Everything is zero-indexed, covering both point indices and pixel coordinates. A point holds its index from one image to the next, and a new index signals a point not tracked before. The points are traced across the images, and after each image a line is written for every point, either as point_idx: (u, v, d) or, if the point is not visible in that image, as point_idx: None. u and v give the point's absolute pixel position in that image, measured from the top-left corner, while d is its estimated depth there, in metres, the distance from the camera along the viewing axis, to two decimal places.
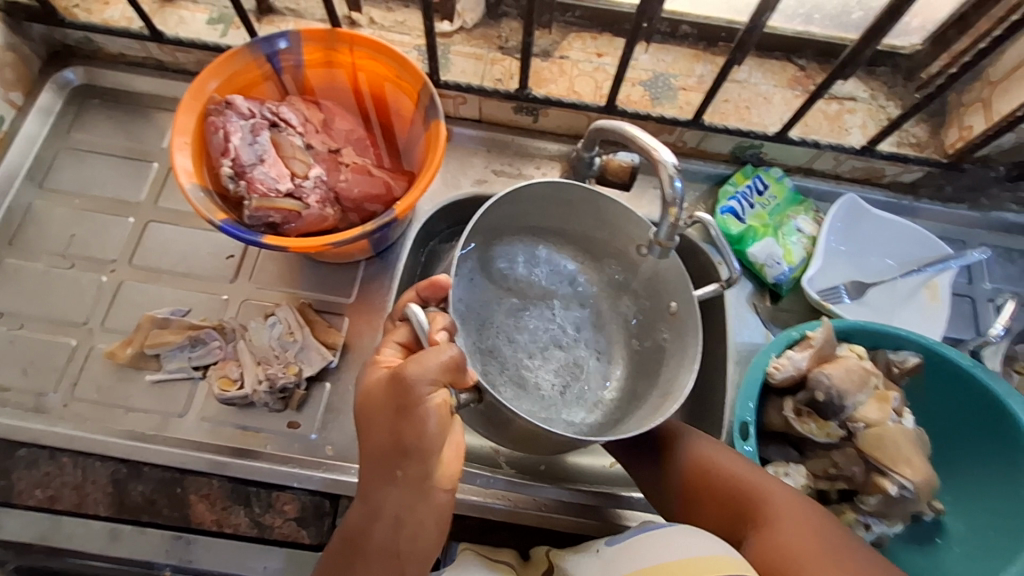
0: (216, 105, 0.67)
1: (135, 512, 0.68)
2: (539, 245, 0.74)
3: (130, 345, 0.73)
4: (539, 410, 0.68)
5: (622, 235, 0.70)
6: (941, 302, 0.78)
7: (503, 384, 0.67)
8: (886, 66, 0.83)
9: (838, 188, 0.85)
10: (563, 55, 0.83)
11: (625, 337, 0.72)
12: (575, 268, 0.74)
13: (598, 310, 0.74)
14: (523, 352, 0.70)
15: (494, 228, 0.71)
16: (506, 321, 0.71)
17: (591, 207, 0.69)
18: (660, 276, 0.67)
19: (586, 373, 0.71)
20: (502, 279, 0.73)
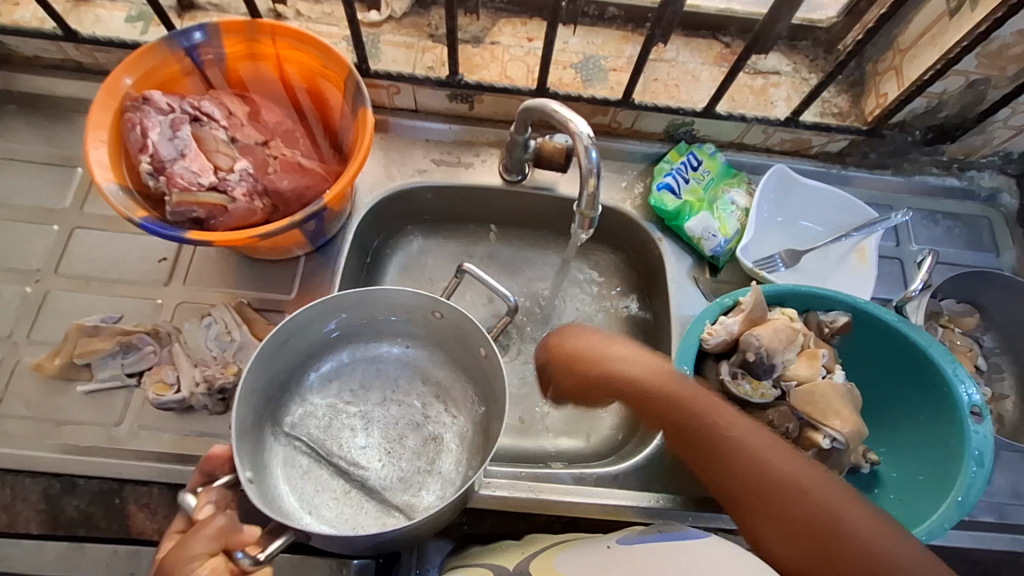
0: (134, 101, 0.66)
1: (71, 527, 0.66)
2: (353, 347, 0.78)
3: (57, 355, 0.70)
4: (404, 502, 0.70)
5: (402, 311, 0.75)
6: (870, 264, 0.81)
7: (370, 504, 0.69)
8: (806, 40, 0.86)
9: (769, 161, 0.88)
10: (494, 41, 0.84)
11: (463, 389, 0.78)
12: (397, 349, 0.79)
13: (423, 370, 0.79)
14: (368, 459, 0.72)
15: (305, 356, 0.75)
16: (332, 442, 0.73)
17: (368, 303, 0.72)
18: (454, 331, 0.74)
19: (439, 444, 0.74)
20: (304, 409, 0.75)
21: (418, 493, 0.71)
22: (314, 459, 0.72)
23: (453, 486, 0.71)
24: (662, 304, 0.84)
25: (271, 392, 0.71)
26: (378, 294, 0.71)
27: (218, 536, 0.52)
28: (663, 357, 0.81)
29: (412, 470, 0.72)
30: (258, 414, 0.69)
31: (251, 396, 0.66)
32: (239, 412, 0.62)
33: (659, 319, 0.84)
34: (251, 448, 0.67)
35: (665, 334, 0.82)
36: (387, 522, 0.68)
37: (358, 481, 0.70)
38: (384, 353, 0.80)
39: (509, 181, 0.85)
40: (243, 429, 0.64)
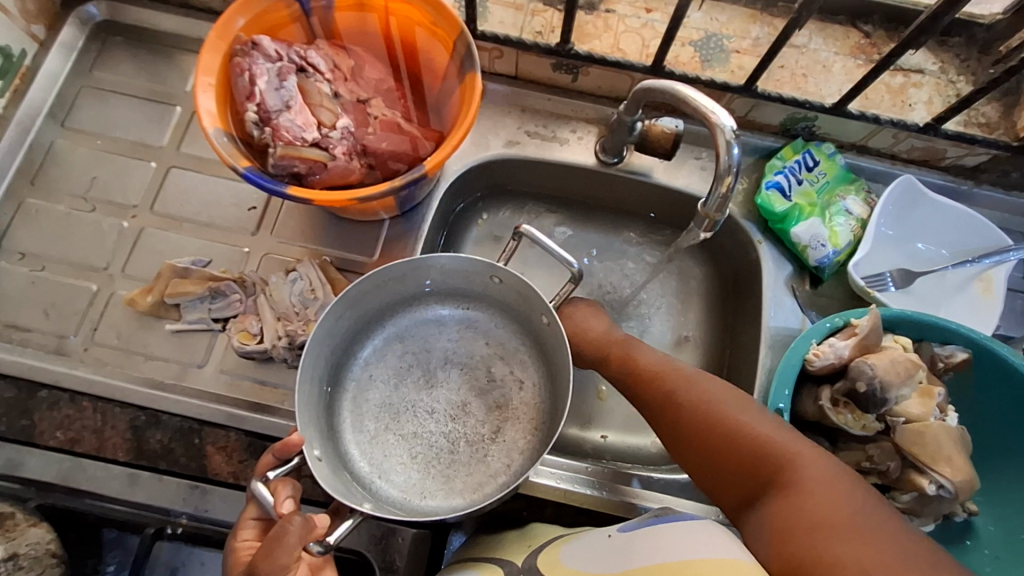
0: (243, 46, 0.64)
1: (153, 459, 0.69)
2: (419, 306, 0.75)
3: (150, 293, 0.72)
4: (474, 469, 0.68)
5: (473, 275, 0.71)
6: (995, 296, 0.74)
7: (437, 470, 0.68)
8: (960, 36, 0.76)
9: (893, 169, 0.80)
10: (609, 9, 0.78)
11: (534, 351, 0.74)
12: (462, 311, 0.76)
13: (484, 334, 0.75)
14: (432, 428, 0.70)
15: (372, 315, 0.73)
16: (397, 407, 0.71)
17: (437, 266, 0.69)
18: (525, 296, 0.69)
19: (508, 408, 0.72)
20: (366, 374, 0.73)
21: (484, 460, 0.69)
22: (380, 424, 0.70)
23: (519, 454, 0.68)
24: (752, 311, 0.79)
25: (333, 359, 0.70)
26: (436, 258, 0.68)
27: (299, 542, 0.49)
28: (746, 366, 0.77)
29: (478, 436, 0.70)
30: (321, 384, 0.68)
31: (313, 368, 0.65)
32: (302, 384, 0.62)
33: (743, 326, 0.80)
34: (318, 417, 0.66)
35: (752, 341, 0.77)
36: (455, 488, 0.67)
37: (424, 448, 0.69)
38: (449, 314, 0.76)
39: (604, 162, 0.80)
40: (308, 395, 0.64)
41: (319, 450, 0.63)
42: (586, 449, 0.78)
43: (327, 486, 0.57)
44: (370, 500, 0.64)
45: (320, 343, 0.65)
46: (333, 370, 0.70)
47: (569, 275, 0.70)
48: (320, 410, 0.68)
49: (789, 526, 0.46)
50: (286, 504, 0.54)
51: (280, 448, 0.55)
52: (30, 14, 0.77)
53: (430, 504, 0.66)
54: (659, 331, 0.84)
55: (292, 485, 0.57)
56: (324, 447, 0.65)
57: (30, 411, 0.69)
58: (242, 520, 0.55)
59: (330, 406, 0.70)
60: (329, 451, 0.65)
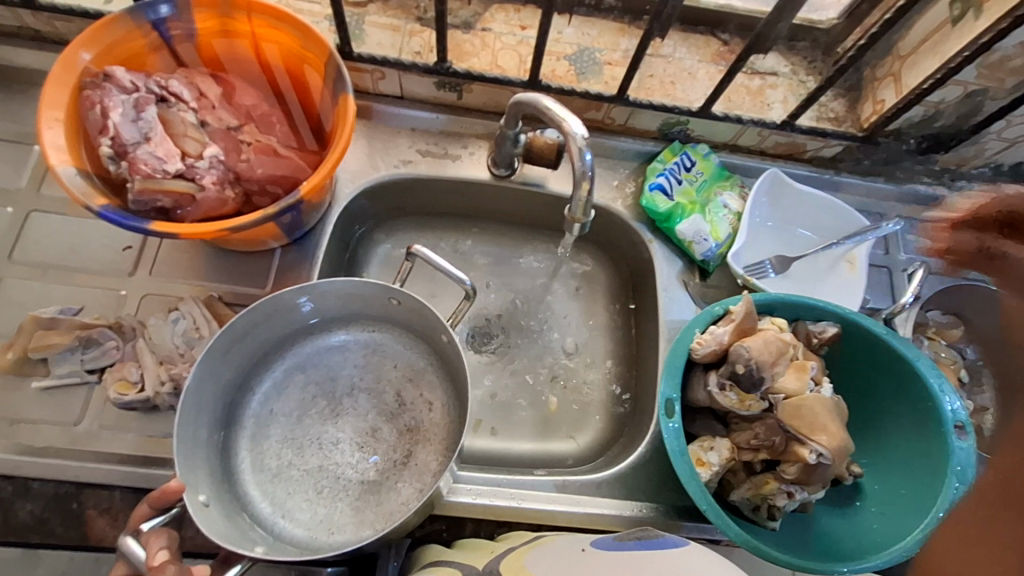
0: (93, 78, 0.61)
1: (23, 533, 0.62)
2: (320, 335, 0.73)
3: (11, 349, 0.66)
4: (384, 498, 0.66)
5: (371, 299, 0.70)
6: (859, 273, 0.80)
7: (344, 502, 0.66)
8: (805, 40, 0.84)
9: (763, 164, 0.86)
10: (485, 27, 0.80)
11: (441, 369, 0.73)
12: (365, 336, 0.74)
13: (390, 357, 0.74)
14: (338, 459, 0.68)
15: (266, 349, 0.70)
16: (300, 442, 0.68)
17: (327, 293, 0.67)
18: (423, 315, 0.69)
19: (418, 430, 0.70)
20: (266, 410, 0.69)
21: (394, 486, 0.67)
22: (282, 460, 0.67)
23: (429, 475, 0.67)
24: (650, 306, 0.82)
25: (226, 399, 0.66)
26: (323, 286, 0.66)
27: None
28: (649, 361, 0.80)
29: (386, 462, 0.68)
30: (211, 426, 0.64)
31: (198, 410, 0.62)
32: (182, 429, 0.58)
33: (644, 323, 0.83)
34: (208, 460, 0.63)
35: (652, 336, 0.80)
36: (364, 519, 0.65)
37: (330, 481, 0.67)
38: (354, 340, 0.74)
39: (497, 176, 0.82)
40: (194, 442, 0.60)
41: (207, 495, 0.60)
42: (508, 461, 0.78)
43: (207, 533, 0.54)
44: (268, 543, 0.61)
45: (206, 382, 0.62)
46: (226, 410, 0.67)
47: (464, 292, 0.71)
48: (212, 452, 0.64)
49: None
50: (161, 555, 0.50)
51: (157, 497, 0.51)
52: None
53: (336, 539, 0.63)
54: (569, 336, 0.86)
55: (167, 536, 0.52)
56: (214, 492, 0.61)
57: None
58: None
59: (224, 446, 0.66)
60: (222, 495, 0.62)
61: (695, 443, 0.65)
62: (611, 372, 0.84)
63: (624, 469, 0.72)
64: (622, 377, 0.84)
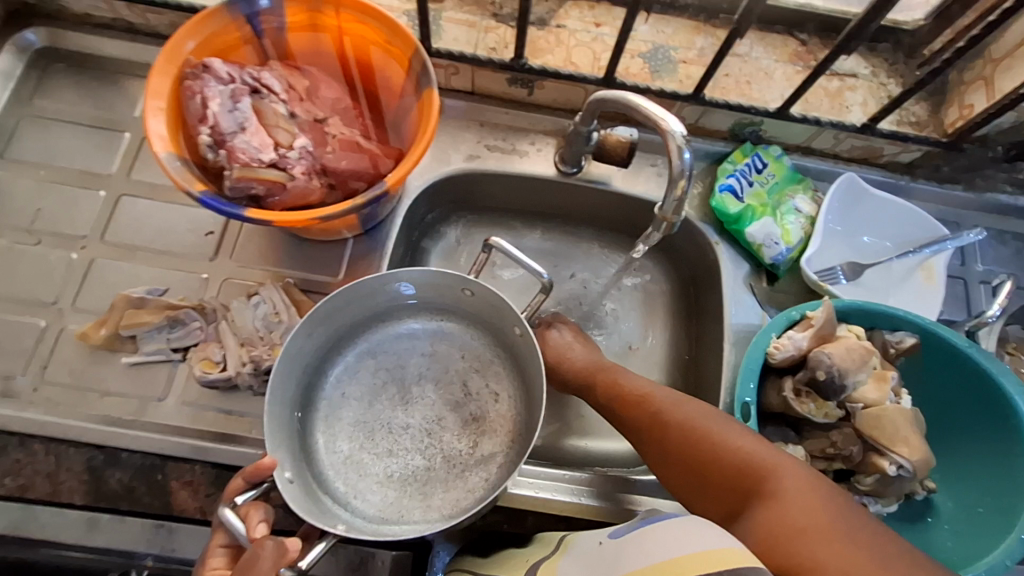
0: (193, 68, 0.63)
1: (113, 500, 0.66)
2: (392, 322, 0.75)
3: (103, 325, 0.69)
4: (451, 486, 0.67)
5: (445, 288, 0.71)
6: (937, 283, 0.78)
7: (413, 487, 0.67)
8: (887, 42, 0.81)
9: (836, 168, 0.84)
10: (560, 24, 0.80)
11: (509, 361, 0.74)
12: (434, 325, 0.76)
13: (458, 347, 0.75)
14: (408, 445, 0.69)
15: (341, 333, 0.71)
16: (371, 426, 0.70)
17: (403, 281, 0.69)
18: (497, 307, 0.69)
19: (484, 421, 0.71)
20: (339, 393, 0.71)
21: (462, 474, 0.68)
22: (355, 442, 0.69)
23: (496, 466, 0.68)
24: (714, 309, 0.81)
25: (304, 381, 0.68)
26: (403, 274, 0.67)
27: (273, 564, 0.48)
28: (712, 362, 0.79)
29: (453, 451, 0.69)
30: (291, 406, 0.66)
31: (283, 390, 0.64)
32: (272, 408, 0.60)
33: (707, 326, 0.82)
34: (288, 438, 0.65)
35: (716, 339, 0.79)
36: (433, 504, 0.66)
37: (400, 466, 0.68)
38: (423, 329, 0.75)
39: (564, 173, 0.82)
40: (279, 423, 0.62)
41: (291, 472, 0.62)
42: (568, 458, 0.79)
43: (296, 507, 0.56)
44: (343, 522, 0.63)
45: (291, 364, 0.64)
46: (303, 392, 0.69)
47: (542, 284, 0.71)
48: (292, 431, 0.66)
49: (774, 533, 0.46)
50: (259, 528, 0.54)
51: (251, 471, 0.53)
52: None
53: (407, 522, 0.65)
54: (627, 336, 0.86)
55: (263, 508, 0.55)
56: (296, 468, 0.63)
57: None
58: (210, 548, 0.54)
59: (300, 425, 0.68)
60: (301, 472, 0.64)
61: None
62: (669, 375, 0.84)
63: None
64: (681, 380, 0.83)
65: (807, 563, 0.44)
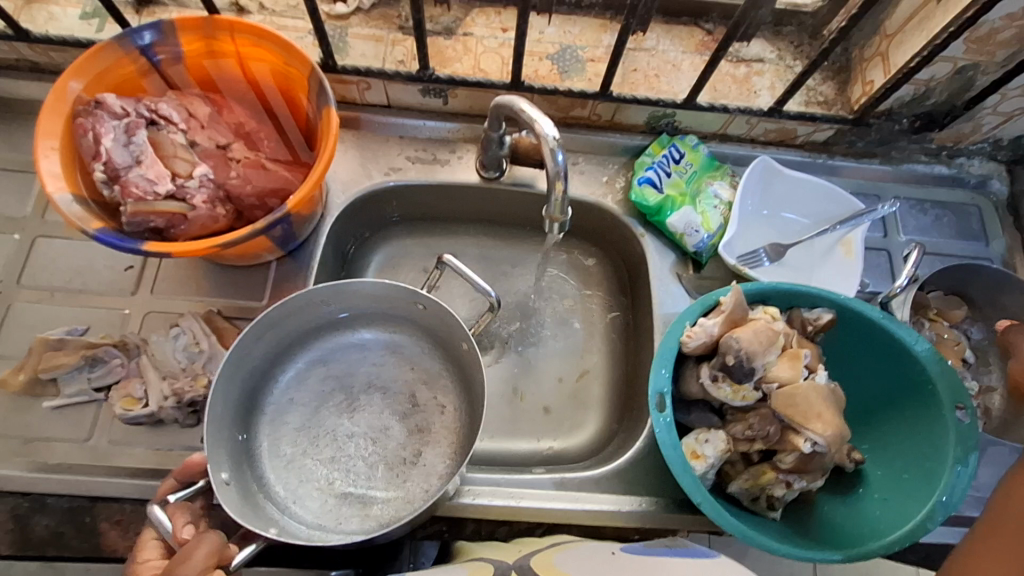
0: (86, 106, 0.63)
1: (42, 546, 0.65)
2: (342, 331, 0.75)
3: (21, 371, 0.69)
4: (393, 498, 0.67)
5: (392, 301, 0.72)
6: (855, 256, 0.79)
7: (353, 494, 0.67)
8: (791, 25, 0.83)
9: (754, 152, 0.85)
10: (467, 32, 0.81)
11: (460, 376, 0.74)
12: (386, 335, 0.76)
13: (409, 358, 0.76)
14: (352, 452, 0.70)
15: (290, 341, 0.72)
16: (316, 433, 0.71)
17: (348, 292, 0.69)
18: (445, 321, 0.71)
19: (429, 433, 0.72)
20: (287, 398, 0.72)
21: (402, 484, 0.68)
22: (300, 449, 0.69)
23: (437, 477, 0.68)
24: (644, 300, 0.82)
25: (250, 385, 0.69)
26: (349, 286, 0.68)
27: (214, 553, 0.54)
28: (645, 354, 0.80)
29: (396, 460, 0.70)
30: (235, 409, 0.67)
31: (227, 388, 0.64)
32: (213, 409, 0.61)
33: (640, 317, 0.83)
34: (230, 439, 0.65)
35: (649, 329, 0.80)
36: (371, 513, 0.66)
37: (342, 472, 0.68)
38: (373, 339, 0.76)
39: (486, 178, 0.82)
40: (220, 425, 0.63)
41: (228, 473, 0.62)
42: (510, 460, 0.80)
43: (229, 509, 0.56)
44: (279, 526, 0.63)
45: (236, 368, 0.65)
46: (250, 395, 0.69)
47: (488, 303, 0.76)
48: (235, 431, 0.66)
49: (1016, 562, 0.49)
50: (186, 528, 0.57)
51: (181, 470, 0.59)
52: None
53: (343, 527, 0.65)
54: (564, 337, 0.87)
55: (188, 511, 0.60)
56: (234, 469, 0.64)
57: None
58: (143, 543, 0.58)
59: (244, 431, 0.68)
60: (240, 474, 0.64)
61: (690, 437, 0.64)
62: (608, 369, 0.85)
63: (620, 464, 0.72)
64: (622, 372, 0.84)
65: None
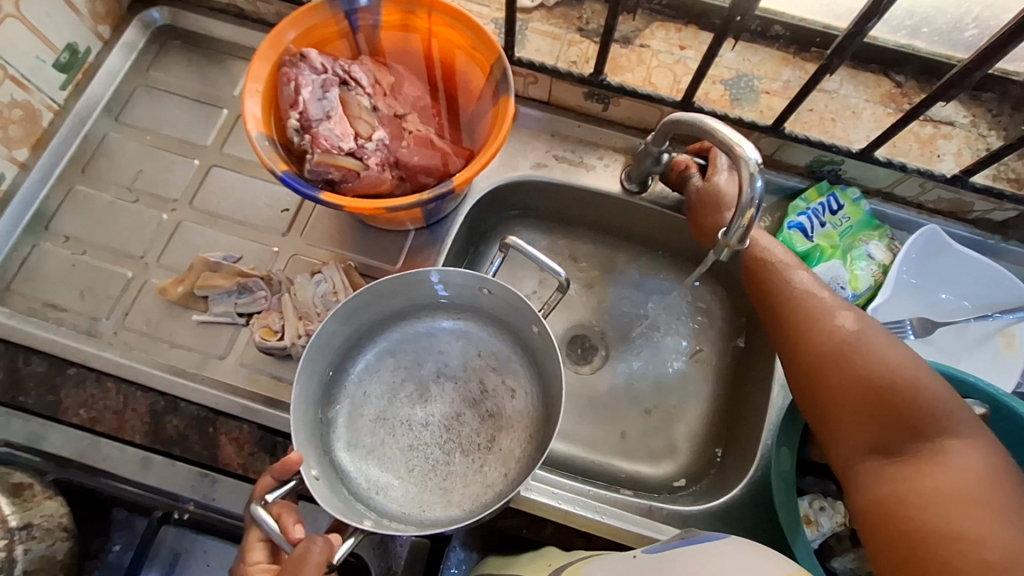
0: (292, 57, 0.68)
1: (168, 444, 0.71)
2: (412, 321, 0.76)
3: (181, 284, 0.75)
4: (471, 481, 0.69)
5: (466, 288, 0.72)
6: (1017, 351, 0.73)
7: (431, 483, 0.69)
8: (993, 92, 0.76)
9: (918, 218, 0.80)
10: (644, 44, 0.80)
11: (528, 362, 0.74)
12: (456, 324, 0.77)
13: (478, 346, 0.76)
14: (423, 440, 0.71)
15: (368, 328, 0.74)
16: (390, 422, 0.72)
17: (435, 280, 0.70)
18: (514, 307, 0.71)
19: (500, 419, 0.73)
20: (360, 390, 0.73)
21: (480, 469, 0.69)
22: (374, 437, 0.71)
23: (513, 462, 0.69)
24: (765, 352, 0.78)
25: (326, 376, 0.71)
26: (422, 274, 0.69)
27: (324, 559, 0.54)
28: (756, 405, 0.76)
29: (472, 447, 0.71)
30: (315, 400, 0.69)
31: (307, 377, 0.66)
32: (296, 402, 0.63)
33: (755, 361, 0.80)
34: (313, 430, 0.67)
35: (765, 378, 0.77)
36: (452, 499, 0.68)
37: (419, 460, 0.70)
38: (441, 327, 0.77)
39: (629, 191, 0.82)
40: (303, 418, 0.65)
41: (317, 468, 0.64)
42: (593, 474, 0.79)
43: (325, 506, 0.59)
44: (372, 517, 0.65)
45: (315, 356, 0.67)
46: (327, 385, 0.71)
47: (559, 283, 0.69)
48: (317, 424, 0.69)
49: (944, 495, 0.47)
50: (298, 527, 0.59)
51: (280, 469, 0.58)
52: (98, 16, 0.82)
53: (427, 517, 0.66)
54: (671, 367, 0.85)
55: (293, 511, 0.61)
56: (322, 463, 0.66)
57: (57, 387, 0.72)
58: (250, 543, 0.60)
59: (325, 418, 0.70)
60: (328, 467, 0.67)
61: (805, 501, 0.62)
62: (709, 408, 0.82)
63: (711, 508, 0.69)
64: (724, 417, 0.81)
65: (919, 519, 0.47)
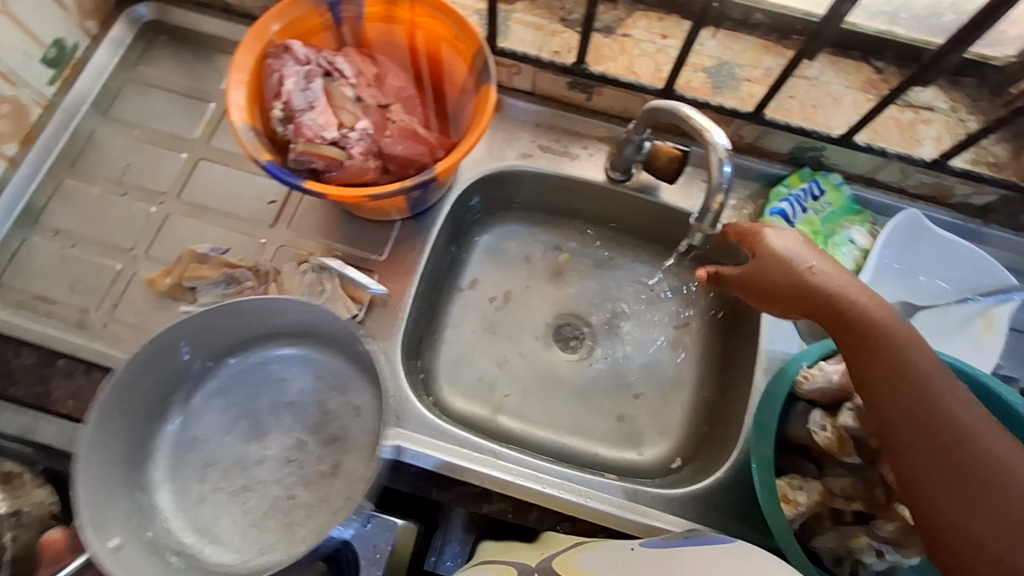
0: (276, 49, 0.69)
1: None
2: (224, 357, 0.74)
3: (169, 275, 0.76)
4: (248, 505, 0.68)
5: (275, 316, 0.71)
6: (998, 334, 0.73)
7: (253, 518, 0.68)
8: (972, 77, 0.76)
9: (899, 204, 0.80)
10: (626, 33, 0.81)
11: (375, 389, 0.73)
12: (299, 352, 0.75)
13: (318, 368, 0.75)
14: (261, 478, 0.69)
15: (181, 370, 0.71)
16: (215, 461, 0.70)
17: (221, 315, 0.68)
18: (339, 328, 0.71)
19: (348, 442, 0.71)
20: (189, 433, 0.71)
21: (292, 497, 0.68)
22: (217, 485, 0.69)
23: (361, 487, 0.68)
24: (749, 337, 0.78)
25: (136, 432, 0.68)
26: (226, 306, 0.67)
27: None
28: (739, 389, 0.77)
29: (314, 476, 0.70)
30: (123, 459, 0.66)
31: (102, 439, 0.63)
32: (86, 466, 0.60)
33: (741, 345, 0.80)
34: (122, 487, 0.65)
35: (749, 363, 0.77)
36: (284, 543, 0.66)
37: (256, 498, 0.68)
38: (278, 354, 0.75)
39: (614, 180, 0.82)
40: (98, 482, 0.62)
41: (120, 536, 0.63)
42: (580, 459, 0.80)
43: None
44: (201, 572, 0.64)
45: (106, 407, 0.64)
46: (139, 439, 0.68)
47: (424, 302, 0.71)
48: (128, 484, 0.66)
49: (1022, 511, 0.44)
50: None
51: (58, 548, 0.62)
52: (85, 12, 0.83)
53: (262, 560, 0.65)
54: (657, 354, 0.85)
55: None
56: (131, 531, 0.64)
57: (47, 378, 0.72)
58: None
59: (143, 475, 0.68)
60: (144, 530, 0.65)
61: (783, 480, 0.63)
62: (694, 394, 0.83)
63: (694, 491, 0.70)
64: (710, 402, 0.82)
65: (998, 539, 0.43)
